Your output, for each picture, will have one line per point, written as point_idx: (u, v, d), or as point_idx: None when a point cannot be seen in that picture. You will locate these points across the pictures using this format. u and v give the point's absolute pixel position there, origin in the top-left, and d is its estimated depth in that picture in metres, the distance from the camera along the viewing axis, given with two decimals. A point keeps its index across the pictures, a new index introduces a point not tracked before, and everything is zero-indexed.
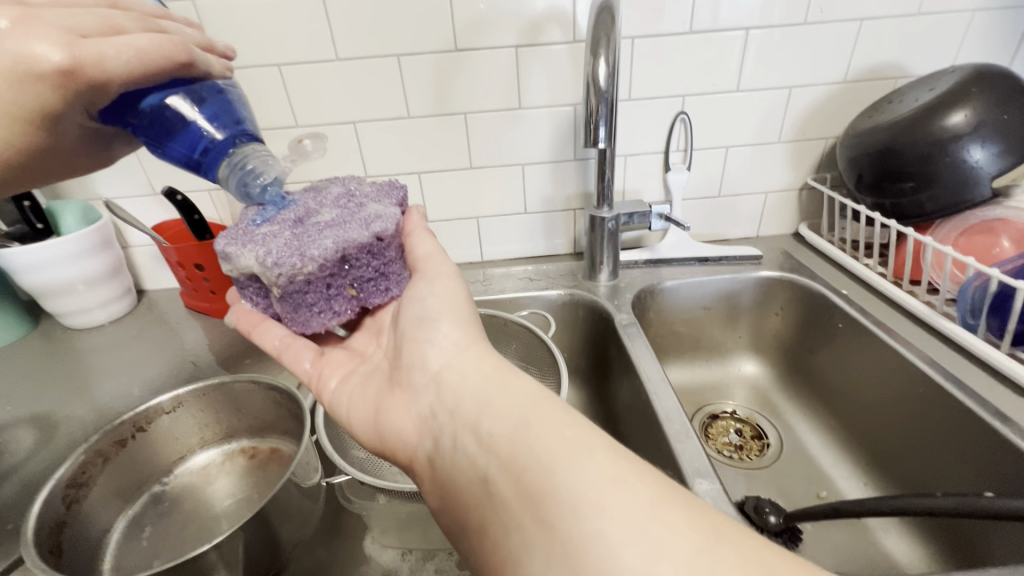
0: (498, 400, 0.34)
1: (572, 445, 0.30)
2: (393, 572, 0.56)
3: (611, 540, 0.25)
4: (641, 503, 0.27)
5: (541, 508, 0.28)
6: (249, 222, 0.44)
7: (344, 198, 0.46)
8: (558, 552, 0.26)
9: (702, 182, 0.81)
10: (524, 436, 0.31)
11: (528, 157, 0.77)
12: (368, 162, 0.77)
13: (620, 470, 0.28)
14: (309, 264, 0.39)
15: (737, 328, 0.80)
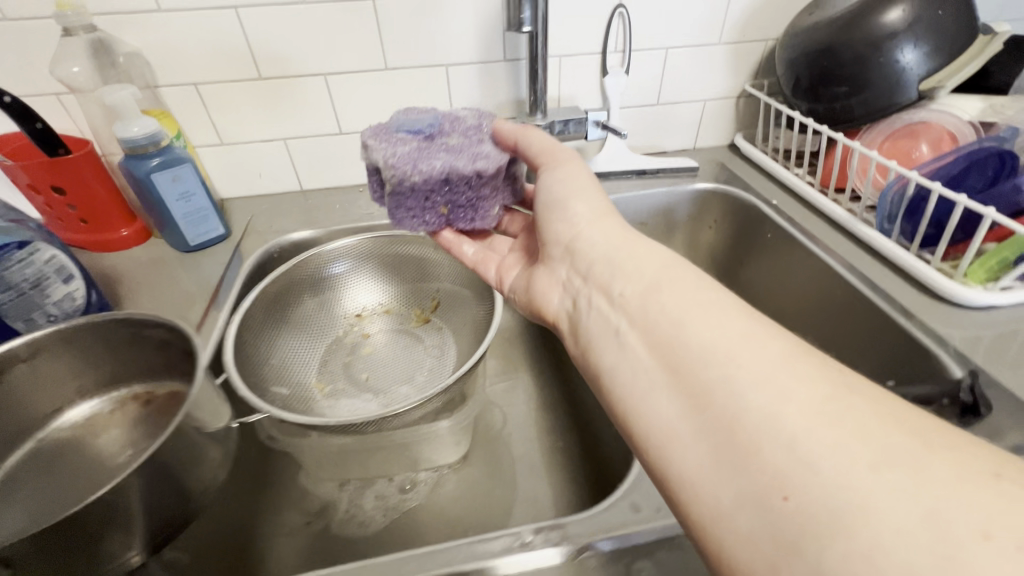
0: (641, 276, 0.41)
1: (709, 310, 0.35)
2: (331, 503, 0.55)
3: (736, 383, 0.30)
4: (775, 361, 0.31)
5: (673, 358, 0.34)
6: (396, 124, 0.52)
7: (473, 131, 0.52)
8: (688, 391, 0.32)
9: (641, 87, 0.76)
10: (670, 303, 0.37)
11: (451, 55, 0.68)
12: (260, 59, 0.64)
13: (750, 329, 0.33)
14: (417, 174, 0.46)
15: (673, 242, 0.80)
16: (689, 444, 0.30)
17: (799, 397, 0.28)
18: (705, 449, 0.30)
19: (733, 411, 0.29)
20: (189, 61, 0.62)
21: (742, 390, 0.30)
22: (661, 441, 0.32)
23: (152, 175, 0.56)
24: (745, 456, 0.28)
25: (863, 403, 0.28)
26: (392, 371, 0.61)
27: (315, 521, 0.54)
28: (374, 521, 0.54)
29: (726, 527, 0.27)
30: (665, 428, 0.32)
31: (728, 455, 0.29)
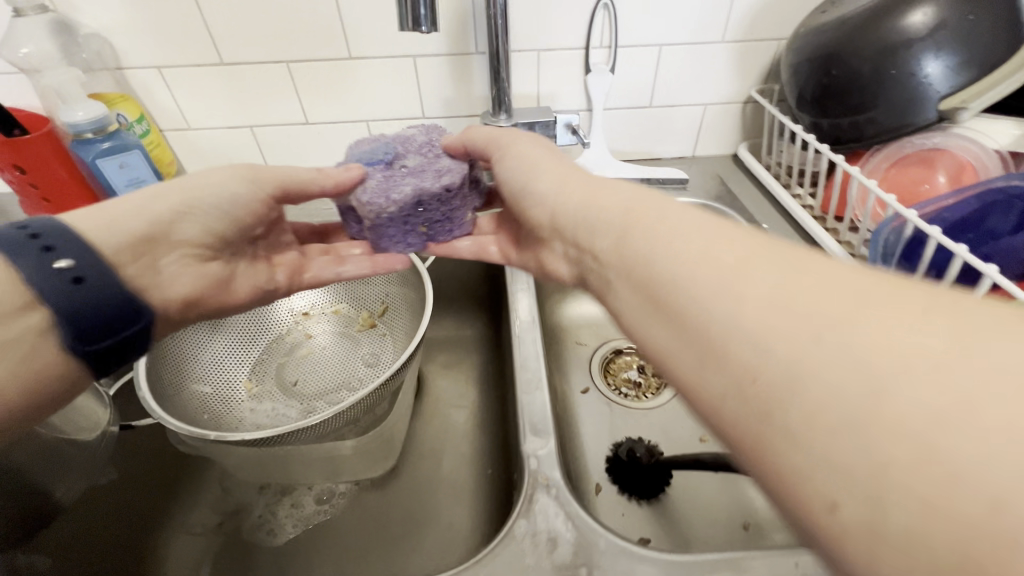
0: (611, 215, 0.33)
1: (684, 233, 0.28)
2: (246, 505, 0.54)
3: (758, 302, 0.23)
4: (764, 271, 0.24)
5: (676, 296, 0.26)
6: (351, 158, 0.48)
7: (428, 146, 0.49)
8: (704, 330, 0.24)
9: (631, 88, 0.69)
10: (646, 241, 0.30)
11: (418, 46, 0.64)
12: (221, 44, 0.62)
13: (711, 235, 0.27)
14: (391, 205, 0.44)
15: None
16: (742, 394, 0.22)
17: (768, 293, 0.23)
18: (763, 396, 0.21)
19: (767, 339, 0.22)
20: (148, 45, 0.61)
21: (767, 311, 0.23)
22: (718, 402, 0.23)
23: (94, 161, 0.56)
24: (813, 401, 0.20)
25: (853, 281, 0.22)
26: (325, 376, 0.59)
27: (226, 523, 0.52)
28: (285, 531, 0.53)
29: (828, 489, 0.19)
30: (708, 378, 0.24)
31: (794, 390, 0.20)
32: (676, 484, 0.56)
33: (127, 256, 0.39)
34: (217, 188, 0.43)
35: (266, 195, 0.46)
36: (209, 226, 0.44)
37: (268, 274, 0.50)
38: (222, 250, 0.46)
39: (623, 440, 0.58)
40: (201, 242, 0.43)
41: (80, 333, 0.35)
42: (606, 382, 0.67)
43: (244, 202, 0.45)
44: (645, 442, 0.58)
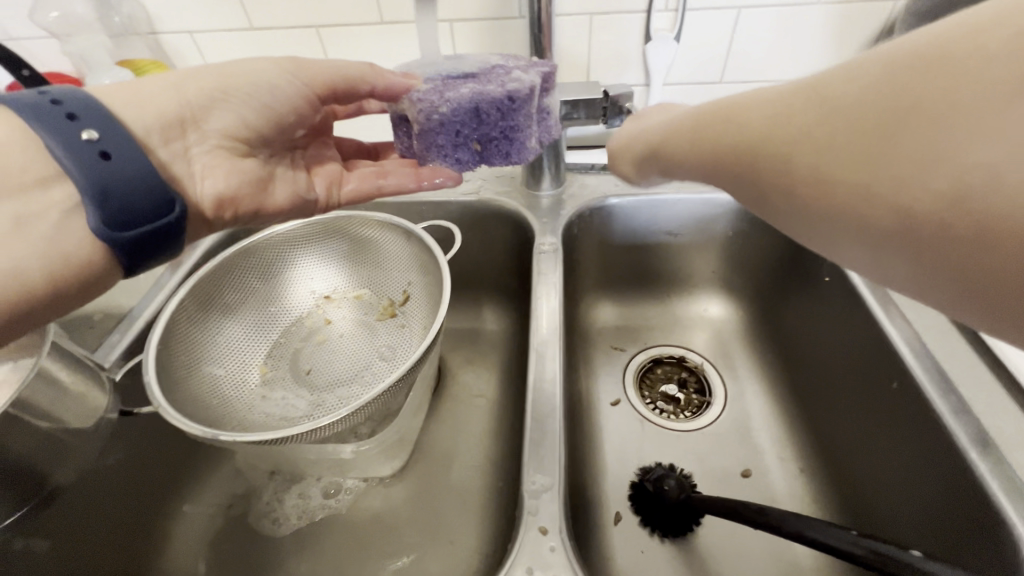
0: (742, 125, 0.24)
1: (855, 84, 0.20)
2: (255, 490, 0.53)
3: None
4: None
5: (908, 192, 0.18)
6: (418, 68, 0.45)
7: (496, 65, 0.44)
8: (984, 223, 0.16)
9: (699, 59, 0.59)
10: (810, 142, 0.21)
11: (454, 9, 0.57)
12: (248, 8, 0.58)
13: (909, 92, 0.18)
14: (444, 103, 0.39)
15: (711, 260, 0.64)
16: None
17: None
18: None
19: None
20: (178, 8, 0.58)
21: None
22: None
23: None
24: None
25: None
26: (339, 366, 0.57)
27: (235, 506, 0.52)
28: (290, 522, 0.52)
29: None
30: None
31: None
32: (709, 524, 0.49)
33: (158, 138, 0.37)
34: (259, 79, 0.41)
35: (311, 93, 0.44)
36: (245, 119, 0.41)
37: (306, 183, 0.49)
38: (261, 146, 0.44)
39: (653, 467, 0.52)
40: (234, 135, 0.41)
41: (113, 218, 0.32)
42: (640, 395, 0.60)
43: (285, 96, 0.43)
44: (677, 471, 0.52)
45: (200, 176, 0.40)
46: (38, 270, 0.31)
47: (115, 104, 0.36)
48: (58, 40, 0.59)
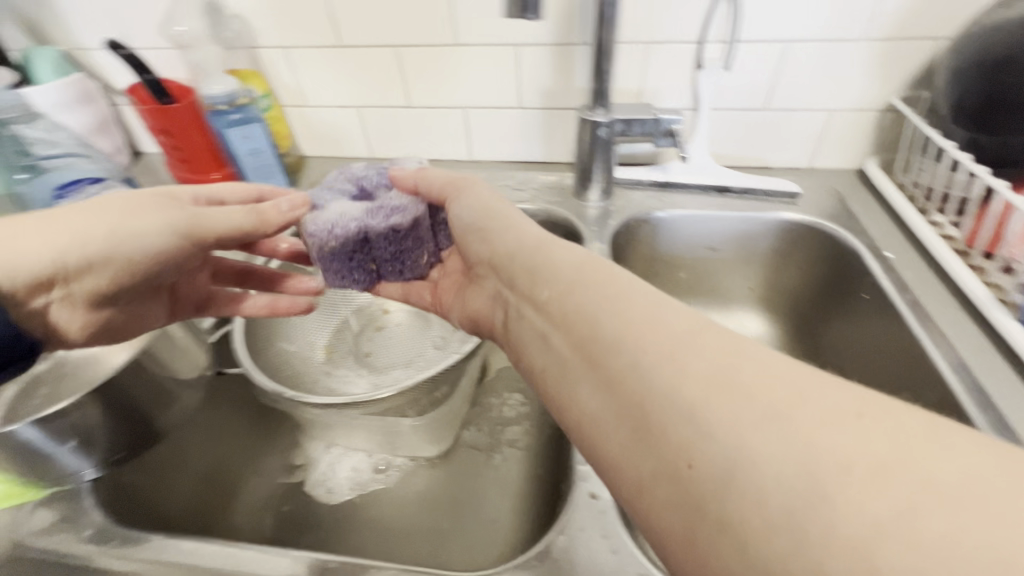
0: (588, 299, 0.31)
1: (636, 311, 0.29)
2: (311, 461, 0.58)
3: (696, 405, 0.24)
4: (764, 362, 0.24)
5: (693, 375, 0.25)
6: (318, 192, 0.46)
7: (385, 203, 0.45)
8: (745, 418, 0.22)
9: (746, 87, 0.63)
10: (642, 327, 0.28)
11: (522, 36, 0.63)
12: (339, 29, 0.66)
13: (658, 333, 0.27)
14: (335, 239, 0.42)
15: (748, 277, 0.67)
16: (776, 483, 0.21)
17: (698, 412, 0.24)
18: (805, 470, 0.20)
19: (794, 418, 0.22)
20: (283, 26, 0.66)
21: (796, 399, 0.22)
22: (731, 497, 0.21)
23: (224, 130, 0.63)
24: (850, 478, 0.20)
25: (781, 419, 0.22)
26: (394, 351, 0.61)
27: (293, 473, 0.57)
28: (342, 492, 0.56)
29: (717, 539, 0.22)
30: (727, 468, 0.22)
31: (828, 472, 0.20)
32: None
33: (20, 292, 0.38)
34: (146, 248, 0.40)
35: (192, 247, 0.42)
36: (118, 279, 0.41)
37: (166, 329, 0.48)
38: (122, 298, 0.43)
39: None
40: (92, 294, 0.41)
41: None
42: None
43: (166, 251, 0.41)
44: None
45: (54, 314, 0.41)
46: None
47: None
48: (181, 50, 0.68)
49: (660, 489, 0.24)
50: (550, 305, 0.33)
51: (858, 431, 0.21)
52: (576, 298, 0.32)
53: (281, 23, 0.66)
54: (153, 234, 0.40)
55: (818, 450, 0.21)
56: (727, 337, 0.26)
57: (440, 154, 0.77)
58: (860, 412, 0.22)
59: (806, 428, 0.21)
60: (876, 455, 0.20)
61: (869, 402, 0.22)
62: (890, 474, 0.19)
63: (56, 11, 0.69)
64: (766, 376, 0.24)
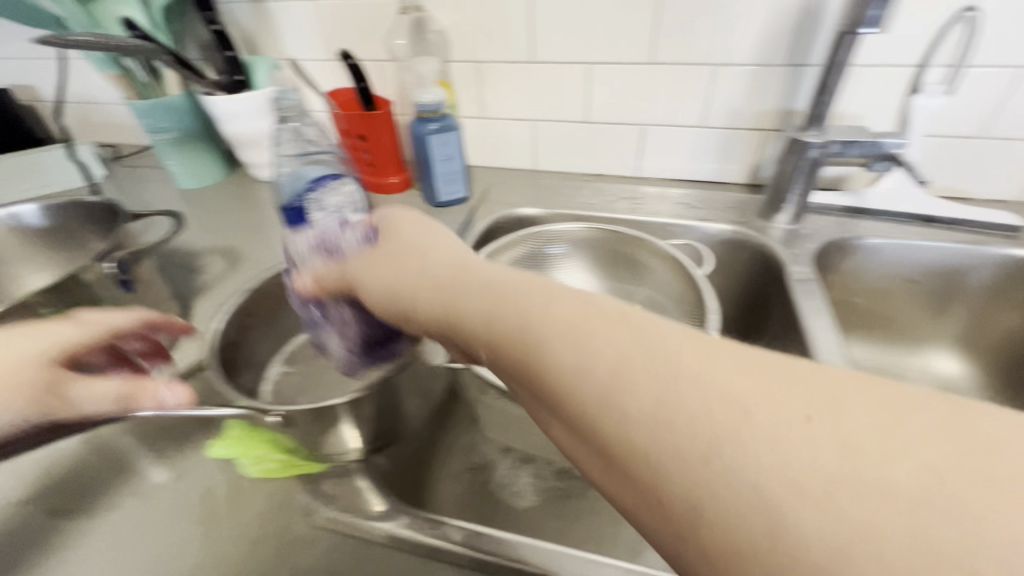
0: (543, 311, 0.27)
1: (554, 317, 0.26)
2: (493, 463, 0.58)
3: (682, 453, 0.20)
4: (739, 364, 0.21)
5: (659, 405, 0.21)
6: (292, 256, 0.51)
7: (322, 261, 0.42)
8: (699, 443, 0.20)
9: (965, 113, 0.59)
10: (626, 355, 0.23)
11: (722, 56, 0.63)
12: (535, 47, 0.69)
13: (617, 352, 0.23)
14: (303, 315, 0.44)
15: (948, 314, 0.63)
16: (754, 503, 0.18)
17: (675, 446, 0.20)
18: (783, 502, 0.18)
19: (743, 445, 0.19)
20: (477, 41, 0.70)
21: (772, 406, 0.19)
22: (760, 549, 0.18)
23: (428, 135, 0.66)
24: (804, 485, 0.18)
25: (778, 468, 0.18)
26: None
27: (478, 471, 0.57)
28: (527, 496, 0.55)
29: None
30: (773, 525, 0.18)
31: (795, 485, 0.18)
32: None
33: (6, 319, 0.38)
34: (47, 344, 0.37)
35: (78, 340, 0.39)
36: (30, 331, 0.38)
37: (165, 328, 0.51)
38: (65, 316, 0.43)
39: None
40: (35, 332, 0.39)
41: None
42: None
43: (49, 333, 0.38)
44: None
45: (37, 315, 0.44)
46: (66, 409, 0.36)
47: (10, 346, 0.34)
48: (398, 63, 0.74)
49: (677, 540, 0.20)
50: (496, 353, 0.28)
51: (890, 438, 0.18)
52: (585, 321, 0.25)
53: (479, 39, 0.70)
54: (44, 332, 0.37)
55: (777, 464, 0.18)
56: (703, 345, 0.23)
57: (605, 169, 0.78)
58: (856, 413, 0.19)
59: (768, 434, 0.19)
60: (948, 431, 0.18)
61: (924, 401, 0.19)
62: (925, 502, 0.16)
63: (271, 24, 0.76)
64: (720, 384, 0.21)
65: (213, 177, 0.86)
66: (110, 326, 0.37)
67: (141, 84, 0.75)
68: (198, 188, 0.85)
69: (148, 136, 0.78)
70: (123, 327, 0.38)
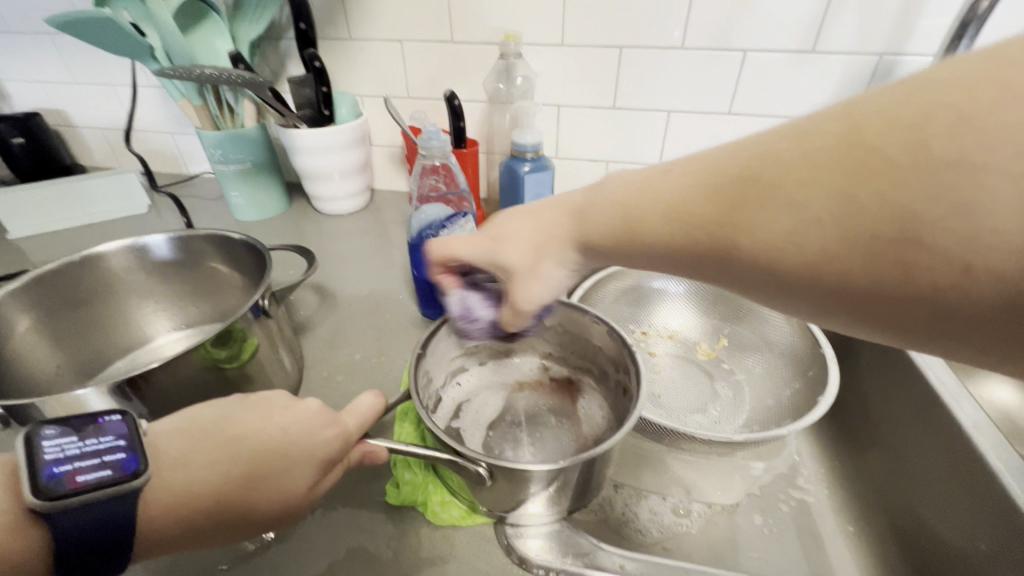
0: (623, 195, 0.32)
1: (621, 195, 0.32)
2: (607, 501, 0.54)
3: (775, 222, 0.24)
4: (745, 149, 0.27)
5: (721, 203, 0.26)
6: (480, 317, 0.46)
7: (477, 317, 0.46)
8: (758, 219, 0.25)
9: None
10: (665, 201, 0.29)
11: (797, 109, 0.69)
12: (618, 93, 0.72)
13: (667, 180, 0.30)
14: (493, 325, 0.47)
15: None
16: (773, 237, 0.25)
17: (744, 202, 0.26)
18: (923, 218, 0.21)
19: (793, 182, 0.24)
20: (562, 87, 0.73)
21: (856, 157, 0.22)
22: (969, 279, 0.21)
23: (523, 176, 0.67)
24: (919, 196, 0.21)
25: (822, 161, 0.23)
26: (682, 393, 0.60)
27: (595, 513, 0.53)
28: (651, 534, 0.51)
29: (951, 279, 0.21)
30: (937, 231, 0.21)
31: (832, 186, 0.23)
32: None
33: (168, 438, 0.31)
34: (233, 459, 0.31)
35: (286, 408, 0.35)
36: (199, 433, 0.31)
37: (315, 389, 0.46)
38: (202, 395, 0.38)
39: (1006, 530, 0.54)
40: (199, 427, 0.32)
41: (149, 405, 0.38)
42: None
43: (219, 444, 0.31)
44: None
45: (173, 373, 0.40)
46: (251, 522, 0.31)
47: (196, 464, 0.30)
48: (490, 104, 0.76)
49: (911, 312, 0.23)
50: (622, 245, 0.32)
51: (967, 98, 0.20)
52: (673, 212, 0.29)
53: (563, 84, 0.73)
54: (221, 450, 0.31)
55: (814, 178, 0.23)
56: (776, 161, 0.25)
57: None
58: (921, 119, 0.21)
59: (805, 167, 0.24)
60: (984, 81, 0.20)
61: (954, 67, 0.22)
62: (980, 129, 0.20)
63: (353, 62, 0.77)
64: (811, 185, 0.23)
65: (276, 208, 0.85)
66: (353, 437, 0.35)
67: (217, 115, 0.73)
68: (257, 220, 0.84)
69: (215, 165, 0.76)
70: (357, 441, 0.36)
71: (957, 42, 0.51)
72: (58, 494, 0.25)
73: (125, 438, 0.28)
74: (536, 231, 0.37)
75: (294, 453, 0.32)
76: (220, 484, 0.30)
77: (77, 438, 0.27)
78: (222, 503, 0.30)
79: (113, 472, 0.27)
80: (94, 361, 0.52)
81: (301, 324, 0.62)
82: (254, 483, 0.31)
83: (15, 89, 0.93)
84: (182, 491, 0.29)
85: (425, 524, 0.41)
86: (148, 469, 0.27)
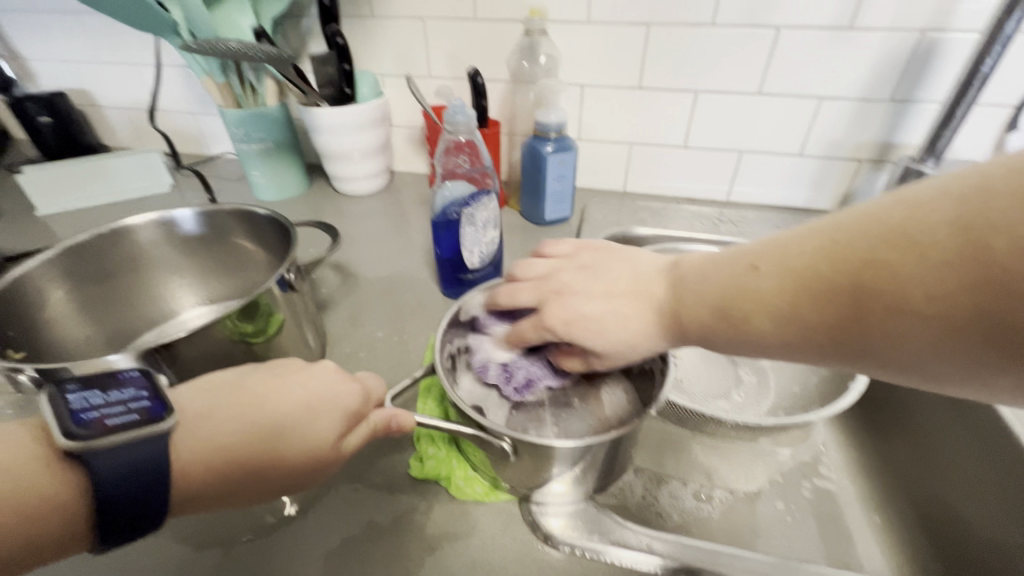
0: (729, 290, 0.34)
1: (712, 293, 0.35)
2: (627, 484, 0.53)
3: (892, 328, 0.27)
4: (822, 252, 0.30)
5: (816, 313, 0.30)
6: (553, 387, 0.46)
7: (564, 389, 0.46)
8: (856, 322, 0.28)
9: None
10: (759, 307, 0.32)
11: (830, 89, 0.66)
12: (645, 72, 0.70)
13: (760, 286, 0.33)
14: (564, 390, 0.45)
15: None
16: (891, 338, 0.27)
17: (842, 310, 0.29)
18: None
19: (885, 288, 0.27)
20: (587, 66, 0.72)
21: (944, 258, 0.25)
22: None
23: (546, 156, 0.66)
24: (958, 293, 0.24)
25: (914, 265, 0.26)
26: (706, 378, 0.59)
27: (616, 496, 0.52)
28: (672, 518, 0.51)
29: None
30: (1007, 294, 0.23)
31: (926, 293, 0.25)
32: None
33: (190, 400, 0.31)
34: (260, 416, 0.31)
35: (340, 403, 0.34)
36: (221, 393, 0.32)
37: None
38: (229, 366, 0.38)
39: None
40: (222, 387, 0.32)
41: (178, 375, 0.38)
42: None
43: (244, 402, 0.31)
44: None
45: (202, 343, 0.40)
46: (284, 477, 0.31)
47: (220, 417, 0.30)
48: (513, 83, 0.75)
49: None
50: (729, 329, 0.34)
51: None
52: (735, 311, 0.33)
53: (588, 63, 0.71)
54: (247, 406, 0.31)
55: (915, 281, 0.25)
56: (870, 267, 0.27)
57: (696, 193, 0.80)
58: (970, 224, 0.24)
59: (894, 273, 0.26)
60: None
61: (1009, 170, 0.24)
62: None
63: (375, 40, 0.76)
64: (919, 292, 0.25)
65: (296, 188, 0.85)
66: (372, 394, 0.36)
67: (239, 93, 0.73)
68: (277, 199, 0.84)
69: (238, 143, 0.76)
70: (374, 401, 0.36)
71: (1008, 15, 0.49)
72: (88, 433, 0.25)
73: (149, 391, 0.29)
74: (653, 288, 0.39)
75: (316, 407, 0.32)
76: (249, 436, 0.30)
77: (100, 391, 0.28)
78: (251, 456, 0.30)
79: (140, 416, 0.27)
80: (121, 334, 0.52)
81: (323, 303, 0.63)
82: (283, 436, 0.31)
83: (42, 69, 0.94)
84: (211, 443, 0.29)
85: (448, 500, 0.41)
86: (174, 415, 0.28)
